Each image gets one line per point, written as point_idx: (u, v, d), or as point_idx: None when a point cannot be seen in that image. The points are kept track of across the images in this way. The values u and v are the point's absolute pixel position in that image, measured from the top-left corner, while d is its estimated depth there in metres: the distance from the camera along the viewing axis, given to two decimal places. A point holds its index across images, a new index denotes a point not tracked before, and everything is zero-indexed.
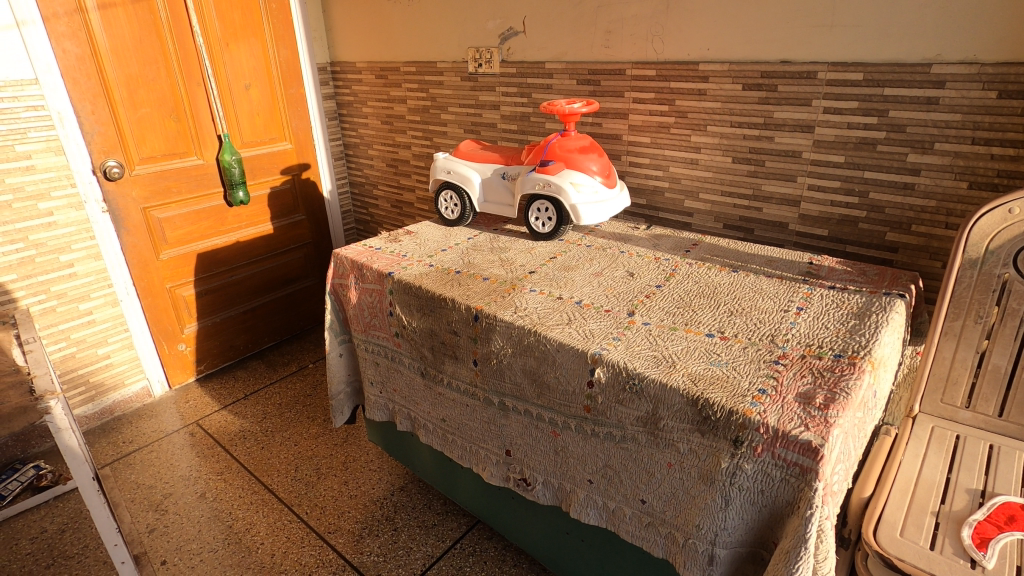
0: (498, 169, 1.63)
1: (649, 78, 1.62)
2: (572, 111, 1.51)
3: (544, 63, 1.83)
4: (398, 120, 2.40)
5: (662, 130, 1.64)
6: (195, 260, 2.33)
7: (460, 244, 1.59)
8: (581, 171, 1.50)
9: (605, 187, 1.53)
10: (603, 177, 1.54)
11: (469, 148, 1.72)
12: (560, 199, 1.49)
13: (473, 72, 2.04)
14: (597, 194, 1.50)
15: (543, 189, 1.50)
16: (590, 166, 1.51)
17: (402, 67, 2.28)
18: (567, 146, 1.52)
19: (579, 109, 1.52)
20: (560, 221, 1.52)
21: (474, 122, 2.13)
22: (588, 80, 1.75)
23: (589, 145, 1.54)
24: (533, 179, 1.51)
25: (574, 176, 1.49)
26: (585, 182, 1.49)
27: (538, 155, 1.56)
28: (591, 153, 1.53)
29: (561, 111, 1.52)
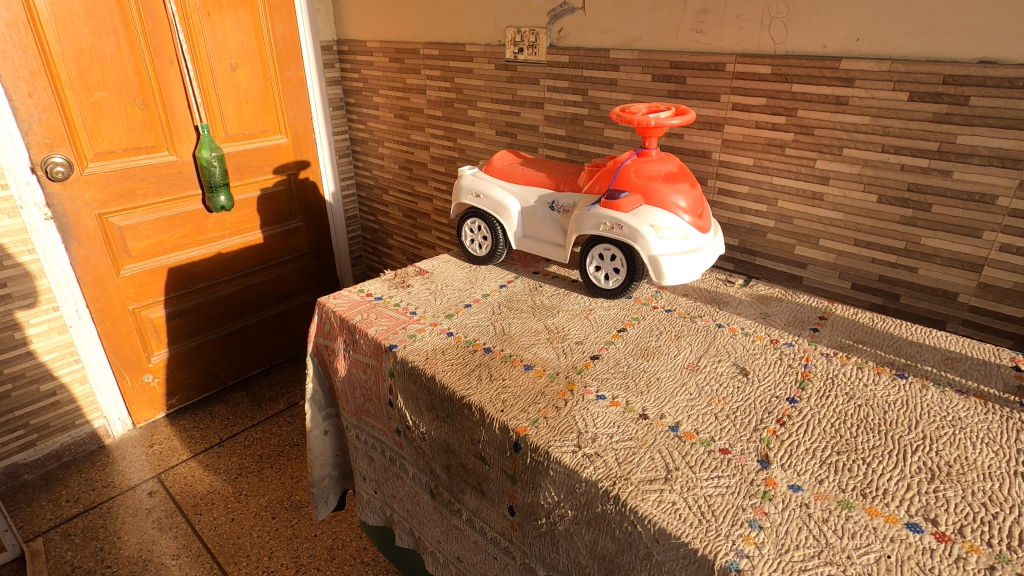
0: (545, 196, 1.20)
1: (759, 76, 1.17)
2: (660, 125, 1.05)
3: (608, 50, 1.38)
4: (415, 114, 1.97)
5: (773, 149, 1.20)
6: (165, 276, 1.94)
7: (489, 298, 1.17)
8: (667, 209, 1.06)
9: (698, 233, 1.08)
10: (697, 219, 1.09)
11: (506, 163, 1.29)
12: (635, 249, 1.05)
13: (511, 59, 1.59)
14: (687, 243, 1.06)
15: (611, 231, 1.07)
16: (679, 204, 1.07)
17: (422, 50, 1.84)
18: (648, 174, 1.07)
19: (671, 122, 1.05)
20: (632, 277, 1.09)
21: (509, 122, 1.69)
22: (668, 75, 1.30)
23: (679, 172, 1.09)
24: (597, 216, 1.08)
25: (657, 219, 1.05)
26: (672, 225, 1.05)
27: (604, 182, 1.11)
28: (681, 184, 1.08)
29: (643, 124, 1.05)
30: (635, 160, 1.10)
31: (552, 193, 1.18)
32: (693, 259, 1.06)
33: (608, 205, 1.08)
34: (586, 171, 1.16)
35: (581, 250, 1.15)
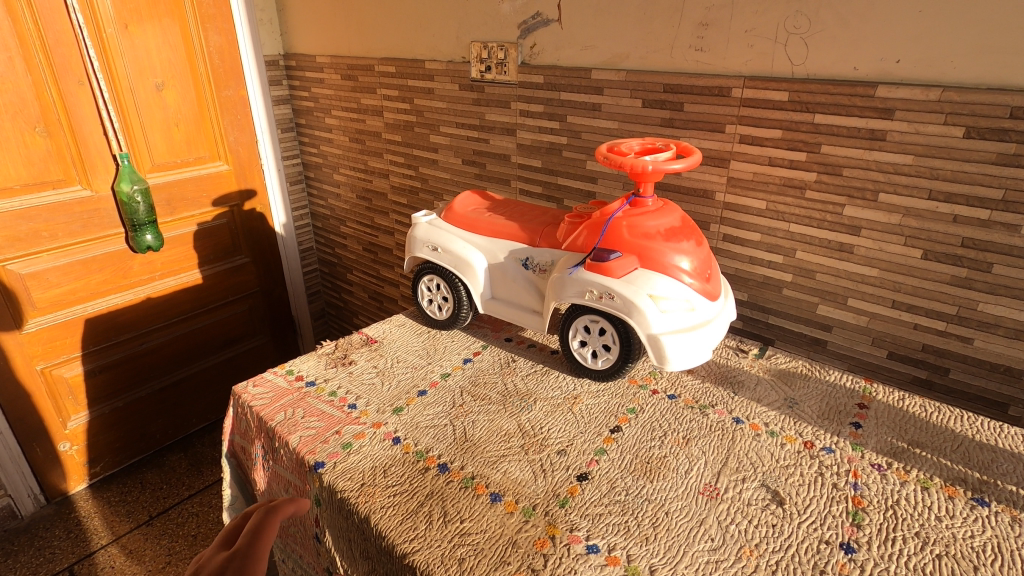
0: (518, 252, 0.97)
1: (773, 104, 0.96)
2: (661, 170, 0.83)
3: (589, 70, 1.17)
4: (372, 138, 1.74)
5: (791, 191, 0.99)
6: (82, 328, 1.67)
7: (449, 380, 0.94)
8: (667, 275, 0.84)
9: (707, 302, 0.87)
10: (704, 284, 0.87)
11: (469, 209, 1.06)
12: (630, 325, 0.84)
13: (477, 78, 1.38)
14: (694, 317, 0.85)
15: (600, 301, 0.86)
16: (682, 267, 0.86)
17: (377, 66, 1.61)
18: (643, 230, 0.86)
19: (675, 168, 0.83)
20: (627, 358, 0.87)
21: (476, 150, 1.47)
22: (662, 101, 1.09)
23: (681, 227, 0.88)
24: (582, 281, 0.87)
25: (656, 287, 0.83)
26: (674, 294, 0.84)
27: (588, 238, 0.90)
28: (685, 242, 0.87)
29: (639, 169, 0.83)
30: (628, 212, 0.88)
31: (526, 248, 0.96)
32: (701, 337, 0.84)
33: (594, 268, 0.86)
34: (566, 222, 0.94)
35: (562, 320, 0.93)
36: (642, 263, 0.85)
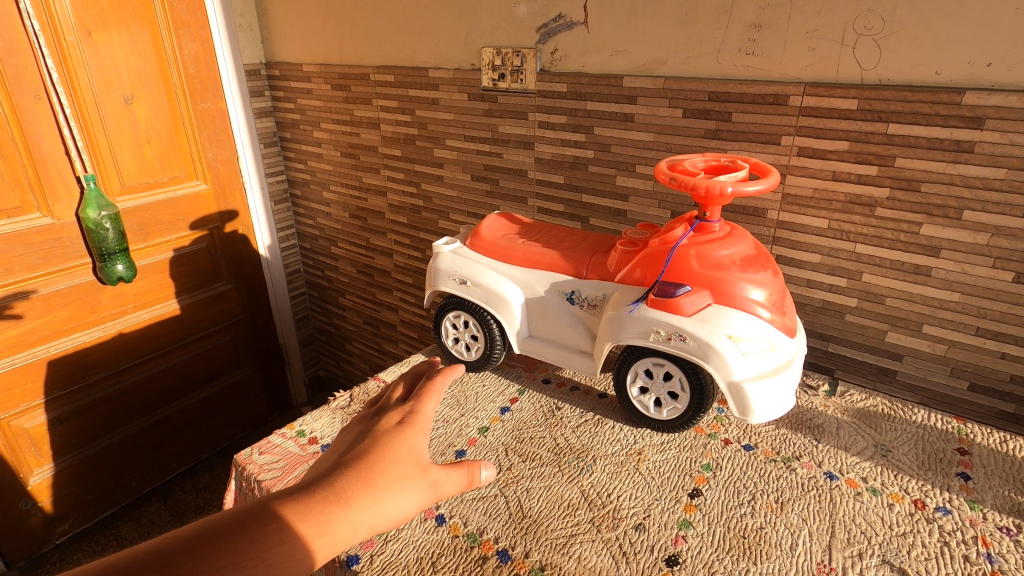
0: (561, 285, 0.86)
1: (838, 113, 0.87)
2: (738, 193, 0.71)
3: (621, 77, 1.07)
4: (367, 153, 1.61)
5: (857, 208, 0.90)
6: (46, 372, 1.49)
7: (489, 436, 0.82)
8: (746, 310, 0.73)
9: (789, 339, 0.76)
10: (785, 319, 0.76)
11: (497, 236, 0.94)
12: (706, 371, 0.72)
13: (489, 87, 1.26)
14: (778, 357, 0.73)
15: (667, 344, 0.74)
16: (761, 301, 0.74)
17: (373, 75, 1.48)
18: (715, 259, 0.75)
19: (756, 190, 0.71)
20: (700, 406, 0.75)
21: (488, 165, 1.34)
22: (706, 110, 0.99)
23: (756, 254, 0.76)
24: (645, 320, 0.75)
25: (734, 325, 0.72)
26: (755, 332, 0.73)
27: (649, 269, 0.79)
28: (762, 272, 0.75)
29: (712, 192, 0.71)
30: (693, 239, 0.77)
31: (572, 280, 0.85)
32: (787, 382, 0.73)
33: (659, 305, 0.75)
34: (618, 250, 0.83)
35: (619, 363, 0.81)
36: (715, 298, 0.74)
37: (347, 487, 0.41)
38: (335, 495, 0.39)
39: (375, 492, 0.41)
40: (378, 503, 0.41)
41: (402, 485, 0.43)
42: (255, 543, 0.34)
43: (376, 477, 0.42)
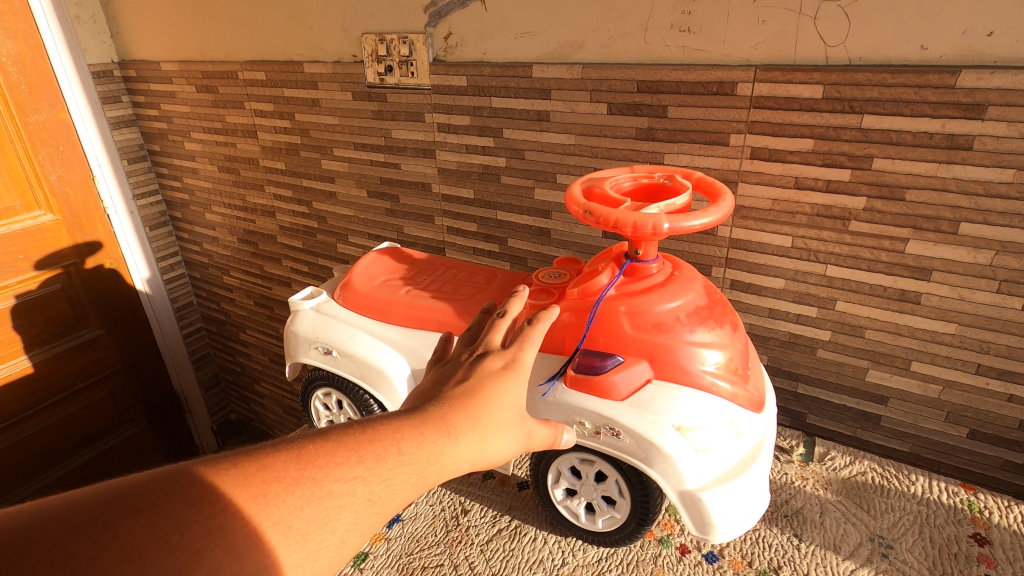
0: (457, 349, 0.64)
1: (798, 104, 0.68)
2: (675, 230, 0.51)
3: (529, 66, 0.85)
4: (248, 166, 1.34)
5: (827, 221, 0.71)
6: None
7: (366, 571, 0.62)
8: (698, 384, 0.54)
9: (758, 414, 0.56)
10: (750, 387, 0.57)
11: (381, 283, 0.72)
12: (648, 477, 0.52)
13: (375, 84, 1.02)
14: (746, 445, 0.54)
15: (598, 439, 0.54)
16: (718, 369, 0.55)
17: (241, 72, 1.22)
18: (654, 316, 0.55)
19: (700, 223, 0.51)
20: (645, 516, 0.55)
21: (384, 177, 1.11)
22: (636, 104, 0.78)
23: (708, 304, 0.57)
24: (566, 406, 0.55)
25: (684, 410, 0.52)
26: (713, 415, 0.53)
27: (568, 331, 0.58)
28: (716, 328, 0.56)
29: (642, 231, 0.52)
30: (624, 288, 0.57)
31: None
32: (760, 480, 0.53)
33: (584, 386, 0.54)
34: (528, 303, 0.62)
35: (535, 458, 0.60)
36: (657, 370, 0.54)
37: (448, 415, 0.39)
38: (442, 423, 0.37)
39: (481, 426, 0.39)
40: (473, 430, 0.39)
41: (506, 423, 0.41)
42: (380, 461, 0.33)
43: (479, 406, 0.40)
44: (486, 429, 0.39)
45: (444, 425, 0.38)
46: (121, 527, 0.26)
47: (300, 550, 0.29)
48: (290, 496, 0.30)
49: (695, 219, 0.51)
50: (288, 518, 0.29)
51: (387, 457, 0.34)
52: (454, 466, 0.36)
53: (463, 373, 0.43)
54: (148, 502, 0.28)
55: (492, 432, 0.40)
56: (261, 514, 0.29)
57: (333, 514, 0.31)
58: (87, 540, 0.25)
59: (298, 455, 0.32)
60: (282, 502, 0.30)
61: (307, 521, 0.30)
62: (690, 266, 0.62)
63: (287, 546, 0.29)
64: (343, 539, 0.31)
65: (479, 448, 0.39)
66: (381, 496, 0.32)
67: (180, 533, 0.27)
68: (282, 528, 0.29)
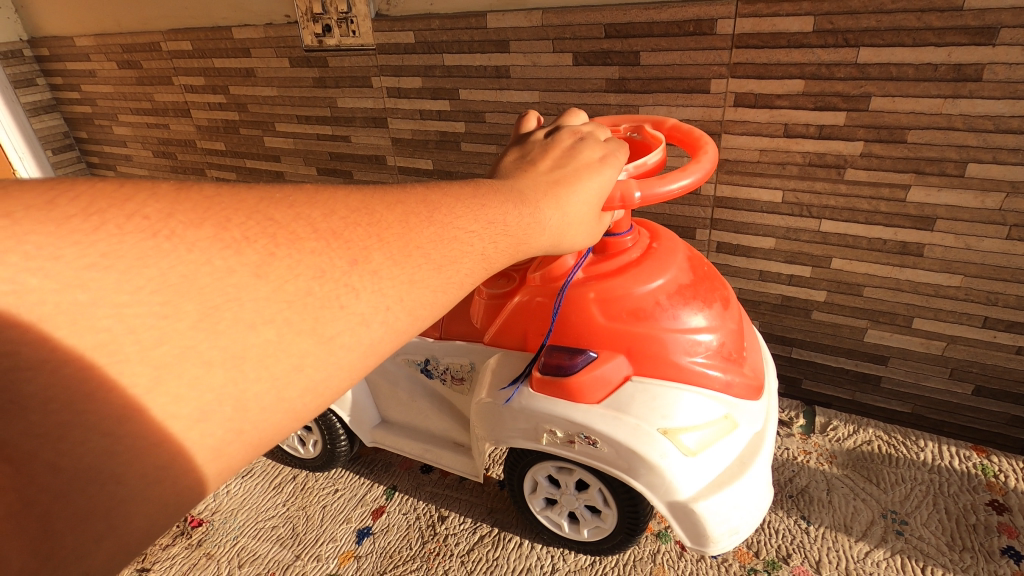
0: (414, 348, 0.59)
1: (785, 41, 0.60)
2: (650, 195, 0.44)
3: (482, 16, 0.75)
4: (184, 150, 1.22)
5: (819, 172, 0.65)
6: None
7: None
8: (683, 378, 0.47)
9: (759, 402, 0.50)
10: (748, 374, 0.51)
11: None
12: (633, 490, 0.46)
13: (313, 47, 0.91)
14: (742, 440, 0.48)
15: (575, 448, 0.48)
16: (706, 356, 0.48)
17: (165, 43, 1.09)
18: (631, 302, 0.48)
19: (678, 184, 0.44)
20: (633, 525, 0.50)
21: (333, 153, 1.01)
22: (604, 52, 0.70)
23: (692, 283, 0.50)
24: (534, 413, 0.49)
25: (668, 406, 0.46)
26: (703, 413, 0.47)
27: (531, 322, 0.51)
28: (702, 311, 0.49)
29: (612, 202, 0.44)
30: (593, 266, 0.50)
31: (424, 343, 0.58)
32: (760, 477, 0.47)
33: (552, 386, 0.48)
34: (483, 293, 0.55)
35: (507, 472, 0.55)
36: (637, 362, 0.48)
37: (537, 197, 0.36)
38: (520, 200, 0.34)
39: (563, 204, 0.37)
40: (566, 209, 0.37)
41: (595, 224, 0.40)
42: (486, 214, 0.31)
43: (566, 193, 0.37)
44: (580, 216, 0.38)
45: (533, 200, 0.35)
46: (256, 204, 0.23)
47: (435, 277, 0.27)
48: (402, 228, 0.27)
49: (670, 180, 0.44)
50: (403, 245, 0.26)
51: (490, 215, 0.32)
52: (542, 243, 0.35)
53: (553, 161, 0.39)
54: (275, 194, 0.25)
55: (581, 220, 0.38)
56: (384, 234, 0.26)
57: (442, 253, 0.28)
58: (221, 208, 0.22)
59: (425, 201, 0.29)
60: (401, 228, 0.26)
61: (419, 254, 0.27)
62: (673, 239, 0.55)
63: (423, 271, 0.27)
64: (448, 284, 0.28)
65: (570, 236, 0.38)
66: (490, 254, 0.31)
67: (308, 226, 0.24)
68: (401, 251, 0.26)
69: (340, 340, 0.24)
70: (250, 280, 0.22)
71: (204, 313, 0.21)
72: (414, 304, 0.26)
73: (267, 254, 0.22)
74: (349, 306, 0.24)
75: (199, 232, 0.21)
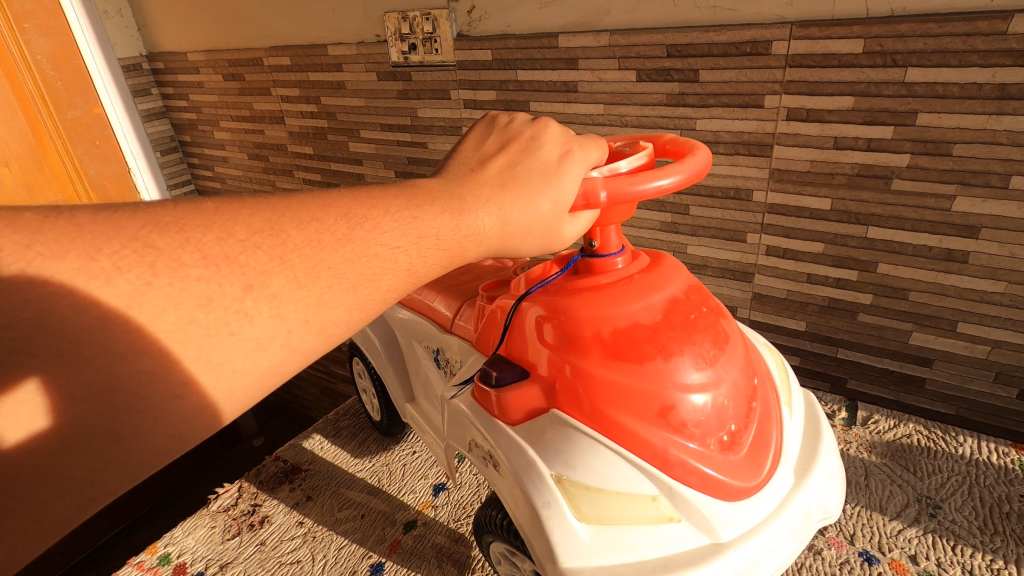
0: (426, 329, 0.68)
1: (836, 61, 0.66)
2: (615, 191, 0.46)
3: (555, 36, 0.84)
4: (276, 153, 1.36)
5: (867, 182, 0.69)
6: None
7: (416, 536, 0.62)
8: (610, 424, 0.47)
9: (725, 499, 0.46)
10: (709, 465, 0.46)
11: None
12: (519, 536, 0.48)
13: (399, 63, 1.02)
14: (664, 539, 0.44)
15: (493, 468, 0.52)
16: (638, 423, 0.47)
17: (266, 58, 1.23)
18: (575, 332, 0.50)
19: (656, 185, 0.46)
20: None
21: (411, 158, 1.11)
22: (665, 70, 0.77)
23: (648, 329, 0.49)
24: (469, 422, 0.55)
25: (587, 473, 0.46)
26: (632, 478, 0.46)
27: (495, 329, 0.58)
28: (648, 378, 0.48)
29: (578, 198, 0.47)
30: (547, 290, 0.55)
31: (436, 334, 0.66)
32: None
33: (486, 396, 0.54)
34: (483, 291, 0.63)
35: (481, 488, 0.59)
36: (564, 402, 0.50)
37: (476, 206, 0.42)
38: (455, 212, 0.41)
39: (505, 208, 0.43)
40: (514, 207, 0.43)
41: (543, 229, 0.45)
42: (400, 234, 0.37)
43: (508, 200, 0.43)
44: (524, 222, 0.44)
45: (472, 205, 0.41)
46: (133, 230, 0.29)
47: (343, 297, 0.34)
48: (312, 248, 0.33)
49: (638, 180, 0.46)
50: (310, 267, 0.32)
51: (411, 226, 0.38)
52: (478, 243, 0.42)
53: (497, 168, 0.44)
54: (164, 217, 0.30)
55: (527, 218, 0.44)
56: (288, 257, 0.32)
57: (350, 259, 0.34)
58: (92, 236, 0.28)
59: (347, 214, 0.35)
60: (312, 250, 0.33)
61: (331, 272, 0.33)
62: (686, 304, 0.52)
63: (322, 294, 0.33)
64: (366, 299, 0.35)
65: (518, 235, 0.44)
66: (415, 267, 0.37)
67: (195, 253, 0.29)
68: (309, 273, 0.32)
69: (230, 363, 0.31)
70: (122, 314, 0.27)
71: (73, 346, 0.27)
72: (323, 320, 0.33)
73: (140, 285, 0.28)
74: (241, 331, 0.30)
75: (79, 272, 0.27)
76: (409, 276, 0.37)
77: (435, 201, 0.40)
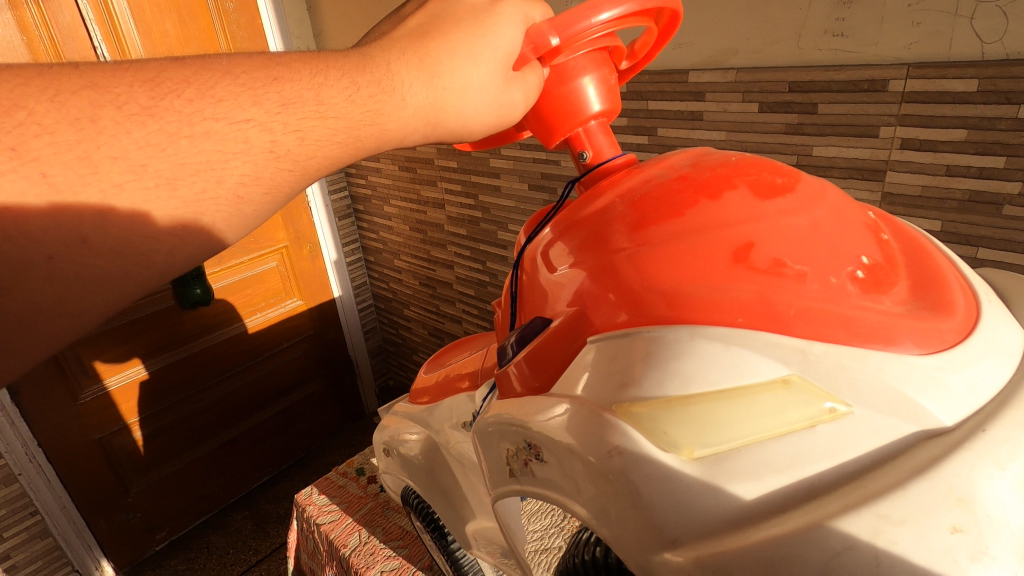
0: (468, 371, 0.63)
1: (950, 98, 0.74)
2: (560, 25, 0.46)
3: (685, 73, 0.97)
4: (424, 166, 1.59)
5: (979, 207, 0.76)
6: (140, 394, 1.59)
7: None
8: (672, 288, 0.38)
9: (888, 362, 0.34)
10: (854, 311, 0.35)
11: (432, 362, 0.74)
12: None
13: None
14: (825, 443, 0.32)
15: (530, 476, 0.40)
16: (723, 289, 0.36)
17: None
18: (598, 219, 0.44)
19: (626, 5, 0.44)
20: None
21: (545, 173, 1.28)
22: (787, 103, 0.87)
23: (680, 181, 0.43)
24: (488, 435, 0.43)
25: (660, 381, 0.35)
26: (734, 369, 0.34)
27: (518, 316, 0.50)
28: (706, 235, 0.38)
29: (524, 46, 0.48)
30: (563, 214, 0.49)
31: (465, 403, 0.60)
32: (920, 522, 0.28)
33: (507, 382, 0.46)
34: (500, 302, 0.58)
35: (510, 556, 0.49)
36: (618, 321, 0.39)
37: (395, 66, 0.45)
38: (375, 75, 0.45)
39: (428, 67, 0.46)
40: (450, 81, 0.47)
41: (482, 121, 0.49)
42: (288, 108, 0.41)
43: (439, 63, 0.46)
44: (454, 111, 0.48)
45: (393, 71, 0.45)
46: None
47: (173, 183, 0.38)
48: (150, 124, 0.38)
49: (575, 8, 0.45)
50: (141, 151, 0.37)
51: (307, 101, 0.42)
52: (395, 110, 0.45)
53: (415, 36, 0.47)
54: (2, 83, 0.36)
55: (462, 98, 0.47)
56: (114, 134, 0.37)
57: (210, 154, 0.39)
58: None
59: (205, 83, 0.40)
60: (158, 125, 0.38)
61: (153, 155, 0.38)
62: (711, 164, 0.45)
63: (145, 179, 0.37)
64: (196, 184, 0.39)
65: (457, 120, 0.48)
66: (285, 148, 0.41)
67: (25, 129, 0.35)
68: (140, 153, 0.37)
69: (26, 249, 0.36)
70: None
71: None
72: (159, 196, 0.38)
73: None
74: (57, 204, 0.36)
75: None
76: (275, 156, 0.41)
77: (368, 78, 0.44)
